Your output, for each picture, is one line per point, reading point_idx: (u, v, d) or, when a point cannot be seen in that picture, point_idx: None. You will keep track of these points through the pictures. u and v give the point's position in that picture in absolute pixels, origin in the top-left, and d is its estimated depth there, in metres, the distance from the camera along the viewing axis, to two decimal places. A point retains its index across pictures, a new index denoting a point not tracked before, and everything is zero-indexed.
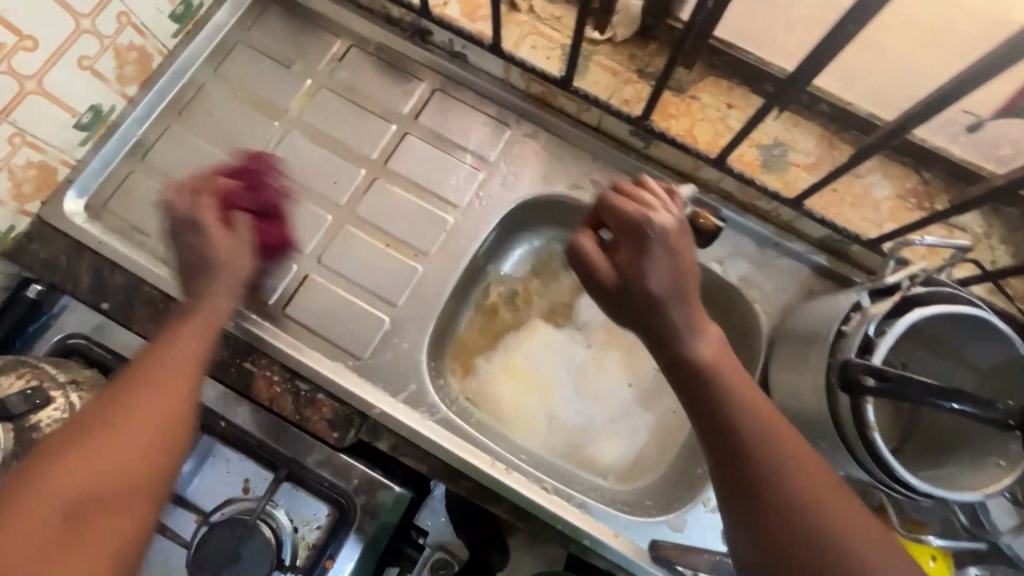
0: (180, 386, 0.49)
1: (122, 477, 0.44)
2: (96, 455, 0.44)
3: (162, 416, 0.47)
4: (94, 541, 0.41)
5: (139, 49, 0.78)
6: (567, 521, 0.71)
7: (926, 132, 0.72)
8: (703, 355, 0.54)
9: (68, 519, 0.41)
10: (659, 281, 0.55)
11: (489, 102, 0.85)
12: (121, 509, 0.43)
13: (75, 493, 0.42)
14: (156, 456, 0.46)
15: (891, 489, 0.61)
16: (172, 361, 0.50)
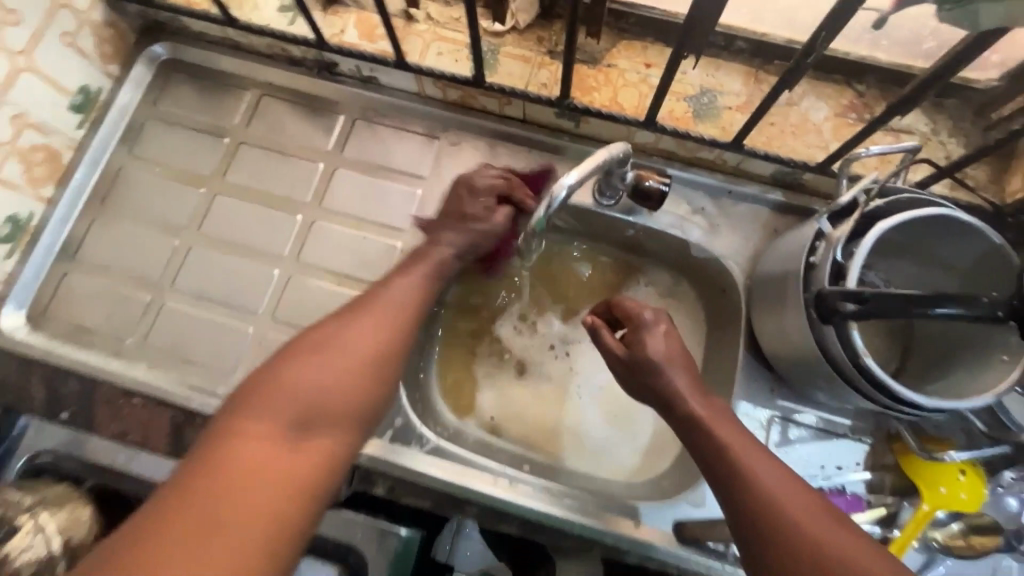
0: (392, 317, 0.60)
1: (344, 389, 0.53)
2: (335, 354, 0.54)
3: (353, 360, 0.55)
4: (317, 441, 0.49)
5: (45, 148, 0.76)
6: (584, 523, 0.67)
7: (848, 44, 0.70)
8: (713, 428, 0.58)
9: (293, 426, 0.49)
10: (666, 374, 0.62)
11: (413, 120, 0.83)
12: (324, 423, 0.51)
13: (296, 405, 0.50)
14: (358, 375, 0.54)
15: (900, 411, 0.58)
16: (383, 302, 0.61)
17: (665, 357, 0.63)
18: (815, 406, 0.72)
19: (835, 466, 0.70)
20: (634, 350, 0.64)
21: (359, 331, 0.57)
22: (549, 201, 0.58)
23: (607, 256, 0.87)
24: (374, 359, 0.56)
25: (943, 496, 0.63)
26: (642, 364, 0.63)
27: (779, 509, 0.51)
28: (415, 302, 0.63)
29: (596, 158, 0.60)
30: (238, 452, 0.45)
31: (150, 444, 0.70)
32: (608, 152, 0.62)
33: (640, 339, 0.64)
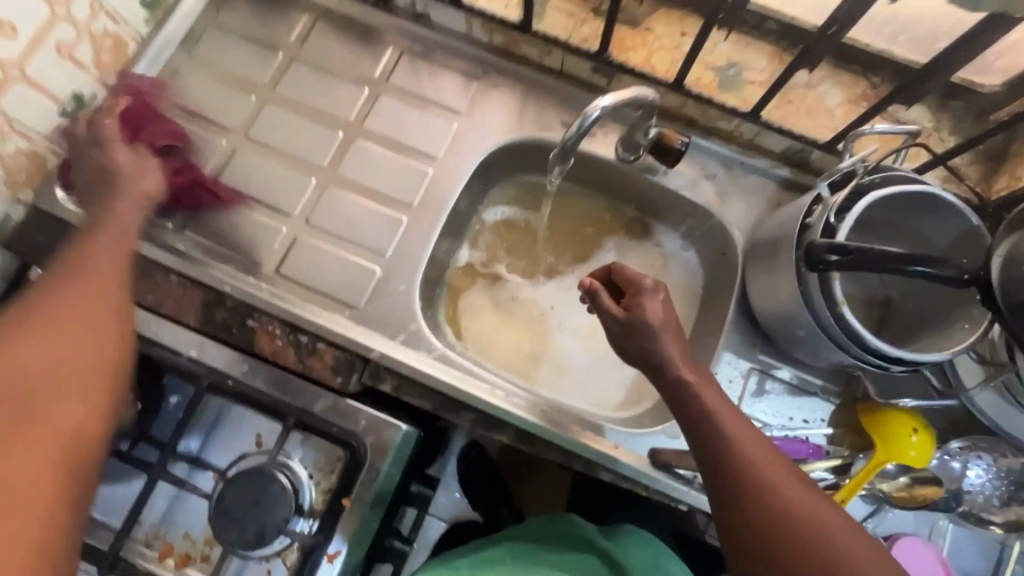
0: (104, 307, 0.48)
1: (69, 375, 0.44)
2: (15, 360, 0.42)
3: (94, 353, 0.45)
4: (28, 450, 0.41)
5: (114, 35, 0.81)
6: (571, 437, 0.74)
7: (869, 36, 0.76)
8: (701, 393, 0.62)
9: (3, 519, 0.38)
10: (660, 339, 0.64)
11: (457, 59, 0.89)
12: (32, 451, 0.41)
13: (45, 451, 0.41)
14: (79, 363, 0.45)
15: (866, 362, 0.64)
16: (66, 290, 0.47)
17: (661, 323, 0.65)
18: (792, 364, 0.78)
19: (802, 420, 0.77)
20: (632, 312, 0.66)
21: (84, 313, 0.46)
22: (581, 119, 0.63)
23: (618, 214, 0.93)
24: (112, 346, 0.47)
25: (894, 451, 0.69)
26: (642, 328, 0.65)
27: (757, 476, 0.57)
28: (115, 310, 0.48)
29: (630, 91, 0.66)
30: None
31: (182, 316, 0.76)
32: (639, 89, 0.67)
33: (640, 303, 0.66)
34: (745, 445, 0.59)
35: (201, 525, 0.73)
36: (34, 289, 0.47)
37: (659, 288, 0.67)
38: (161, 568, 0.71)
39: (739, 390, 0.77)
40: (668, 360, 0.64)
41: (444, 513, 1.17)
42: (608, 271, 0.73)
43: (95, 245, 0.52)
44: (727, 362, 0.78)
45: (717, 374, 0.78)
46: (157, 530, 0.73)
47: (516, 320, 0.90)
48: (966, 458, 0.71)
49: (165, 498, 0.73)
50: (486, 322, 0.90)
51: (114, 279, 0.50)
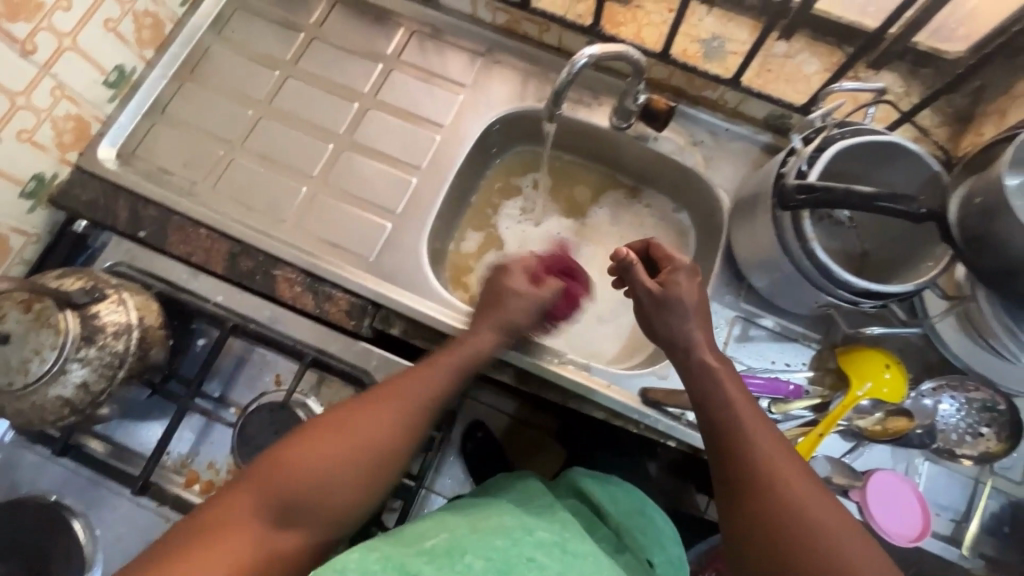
0: (390, 411, 0.62)
1: (323, 476, 0.56)
2: (309, 463, 0.56)
3: (353, 449, 0.58)
4: (286, 530, 0.54)
5: (153, 15, 0.90)
6: (567, 377, 0.79)
7: (841, 8, 0.82)
8: (723, 377, 0.67)
9: (275, 520, 0.54)
10: (686, 319, 0.71)
11: (463, 38, 0.97)
12: (302, 517, 0.55)
13: (276, 500, 0.54)
14: (351, 472, 0.57)
15: (837, 297, 0.70)
16: (359, 433, 0.59)
17: (692, 305, 0.71)
18: (775, 312, 0.83)
19: (783, 363, 0.82)
20: (667, 290, 0.72)
21: (368, 423, 0.60)
22: (569, 66, 0.71)
23: (613, 184, 1.01)
24: (376, 458, 0.59)
25: (868, 387, 0.74)
26: (671, 305, 0.71)
27: (767, 472, 0.60)
28: (393, 438, 0.61)
29: (619, 45, 0.72)
30: (259, 499, 0.54)
31: (211, 266, 0.83)
32: (626, 48, 0.73)
33: (675, 282, 0.71)
34: (759, 443, 0.62)
35: (223, 455, 0.79)
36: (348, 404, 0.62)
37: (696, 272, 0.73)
38: (189, 493, 0.77)
39: (725, 334, 0.82)
40: (691, 342, 0.70)
41: (450, 490, 1.21)
42: (645, 247, 0.78)
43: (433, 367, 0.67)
44: (713, 310, 0.84)
45: None
46: (184, 459, 0.79)
47: None
48: (939, 397, 0.76)
49: (192, 431, 0.80)
50: (489, 280, 0.97)
51: (397, 413, 0.62)
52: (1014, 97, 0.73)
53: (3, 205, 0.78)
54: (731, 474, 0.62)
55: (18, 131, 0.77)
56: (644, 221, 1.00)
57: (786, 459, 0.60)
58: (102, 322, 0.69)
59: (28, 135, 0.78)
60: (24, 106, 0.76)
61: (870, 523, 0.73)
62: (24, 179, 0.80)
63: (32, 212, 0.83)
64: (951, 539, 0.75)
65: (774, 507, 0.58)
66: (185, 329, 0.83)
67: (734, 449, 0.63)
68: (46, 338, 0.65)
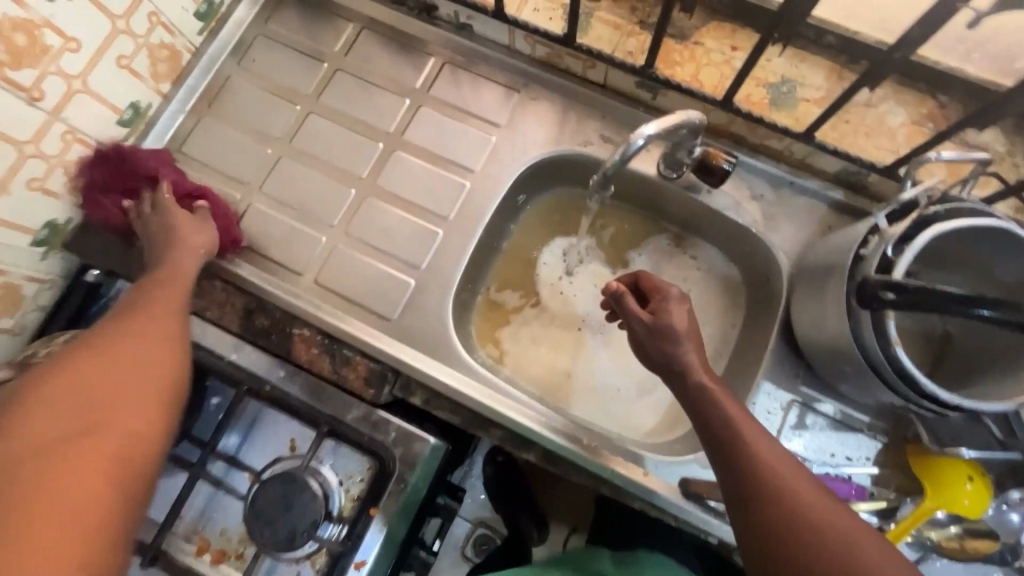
0: (163, 342, 0.58)
1: (123, 393, 0.51)
2: (65, 402, 0.47)
3: (122, 377, 0.52)
4: (110, 432, 0.47)
5: (170, 47, 0.84)
6: (600, 464, 0.73)
7: (940, 53, 0.71)
8: (719, 396, 0.63)
9: (71, 435, 0.45)
10: (681, 344, 0.66)
11: (498, 70, 0.88)
12: (85, 464, 0.44)
13: (96, 391, 0.49)
14: (80, 385, 0.49)
15: (918, 407, 0.60)
16: (97, 360, 0.52)
17: (685, 330, 0.67)
18: (837, 398, 0.74)
19: (845, 457, 0.73)
20: (659, 317, 0.68)
21: (134, 367, 0.53)
22: (625, 146, 0.62)
23: (657, 231, 0.92)
24: (151, 383, 0.53)
25: (946, 498, 0.65)
26: (671, 333, 0.67)
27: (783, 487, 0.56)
28: (170, 352, 0.57)
29: (678, 116, 0.63)
30: (44, 425, 0.45)
31: (225, 322, 0.78)
32: (688, 113, 0.64)
33: (667, 308, 0.68)
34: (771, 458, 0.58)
35: (237, 524, 0.75)
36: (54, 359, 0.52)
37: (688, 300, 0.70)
38: (199, 562, 0.74)
39: (779, 422, 0.74)
40: (685, 361, 0.66)
41: (470, 514, 1.16)
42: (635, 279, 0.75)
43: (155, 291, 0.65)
44: (766, 393, 0.75)
45: (754, 405, 0.75)
46: (196, 524, 0.75)
47: (548, 336, 0.90)
48: None
49: (202, 498, 0.76)
50: (520, 336, 0.90)
51: (150, 337, 0.58)
52: None
53: (14, 257, 0.75)
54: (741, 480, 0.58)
55: (28, 181, 0.72)
56: (690, 275, 0.90)
57: (799, 476, 0.57)
58: None
59: (39, 184, 0.74)
60: (34, 154, 0.71)
61: None
62: (36, 228, 0.76)
63: (45, 260, 0.79)
64: None
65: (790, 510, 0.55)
66: (198, 386, 0.78)
67: (743, 461, 0.59)
68: None
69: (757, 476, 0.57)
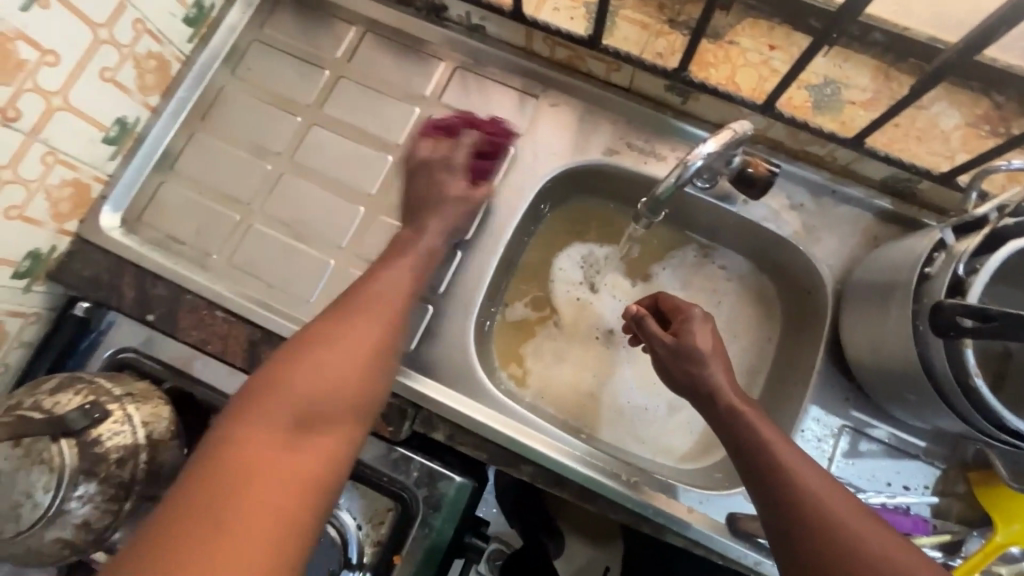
0: (373, 343, 0.56)
1: (331, 395, 0.52)
2: (298, 392, 0.51)
3: (342, 391, 0.52)
4: (314, 444, 0.49)
5: (158, 56, 0.77)
6: (641, 502, 0.68)
7: (998, 50, 0.66)
8: (751, 418, 0.60)
9: (294, 429, 0.49)
10: (708, 365, 0.64)
11: (514, 74, 0.82)
12: (301, 461, 0.47)
13: (294, 409, 0.49)
14: (345, 396, 0.52)
15: (996, 442, 0.55)
16: (333, 341, 0.55)
17: (710, 350, 0.65)
18: (890, 423, 0.69)
19: (901, 485, 0.68)
20: (682, 338, 0.66)
21: (343, 356, 0.54)
22: (682, 169, 0.61)
23: (685, 242, 0.86)
24: (363, 392, 0.54)
25: (1018, 532, 0.62)
26: (695, 356, 0.65)
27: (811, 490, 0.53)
28: (385, 337, 0.57)
29: (734, 130, 0.59)
30: (264, 429, 0.47)
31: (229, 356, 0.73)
32: (744, 126, 0.60)
33: (690, 329, 0.66)
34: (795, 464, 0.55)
35: None
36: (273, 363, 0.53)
37: (711, 320, 0.68)
38: None
39: (829, 449, 0.69)
40: (712, 384, 0.63)
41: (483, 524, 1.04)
42: (655, 301, 0.73)
43: (357, 321, 0.57)
44: (814, 420, 0.70)
45: (802, 432, 0.70)
46: None
47: (573, 357, 0.84)
48: None
49: None
50: (543, 358, 0.84)
51: (376, 343, 0.57)
52: None
53: None
54: (764, 487, 0.55)
55: (6, 209, 0.65)
56: (722, 288, 0.85)
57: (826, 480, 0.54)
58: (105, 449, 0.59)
59: (19, 212, 0.67)
60: (12, 180, 0.64)
61: None
62: (17, 259, 0.69)
63: (27, 293, 0.72)
64: None
65: (830, 528, 0.50)
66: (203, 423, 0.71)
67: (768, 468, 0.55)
68: (37, 479, 0.56)
69: (788, 485, 0.54)
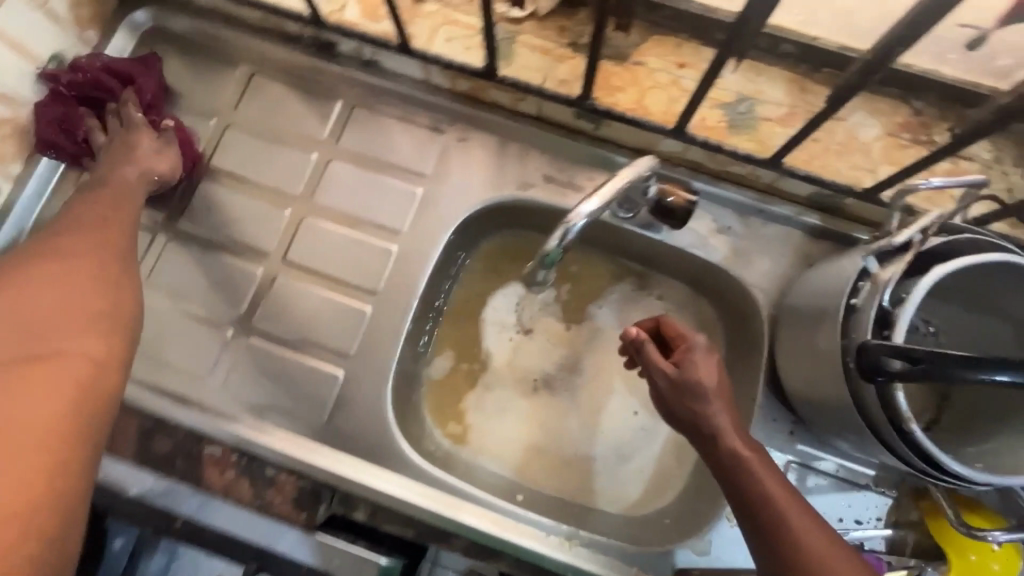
0: (86, 276, 0.52)
1: (54, 315, 0.48)
2: (40, 308, 0.48)
3: (64, 306, 0.49)
4: (69, 356, 0.46)
5: (12, 121, 0.69)
6: (581, 567, 0.63)
7: (912, 55, 0.62)
8: (758, 472, 0.54)
9: (21, 359, 0.44)
10: (711, 405, 0.57)
11: (417, 108, 0.76)
12: (68, 369, 0.45)
13: (16, 344, 0.45)
14: (79, 327, 0.49)
15: (938, 481, 0.51)
16: (52, 267, 0.51)
17: (715, 387, 0.58)
18: (837, 454, 0.65)
19: (854, 519, 0.65)
20: (684, 370, 0.59)
21: (46, 278, 0.50)
22: (563, 230, 0.55)
23: (619, 271, 0.81)
24: (91, 273, 0.53)
25: (973, 563, 0.60)
26: (701, 394, 0.57)
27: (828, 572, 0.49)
28: (126, 224, 0.60)
29: (624, 178, 0.54)
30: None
31: (115, 451, 0.64)
32: (644, 164, 0.56)
33: (692, 361, 0.59)
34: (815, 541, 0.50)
35: None
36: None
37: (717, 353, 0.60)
38: None
39: None
40: (715, 427, 0.56)
41: None
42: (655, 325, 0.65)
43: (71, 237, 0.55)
44: None
45: None
46: None
47: (509, 405, 0.78)
48: None
49: None
50: (477, 412, 0.77)
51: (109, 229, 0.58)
52: None
53: None
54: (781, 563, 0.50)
55: None
56: (660, 316, 0.80)
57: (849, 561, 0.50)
58: None
59: None
60: None
61: None
62: None
63: None
64: None
65: None
66: (96, 527, 0.64)
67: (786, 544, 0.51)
68: None
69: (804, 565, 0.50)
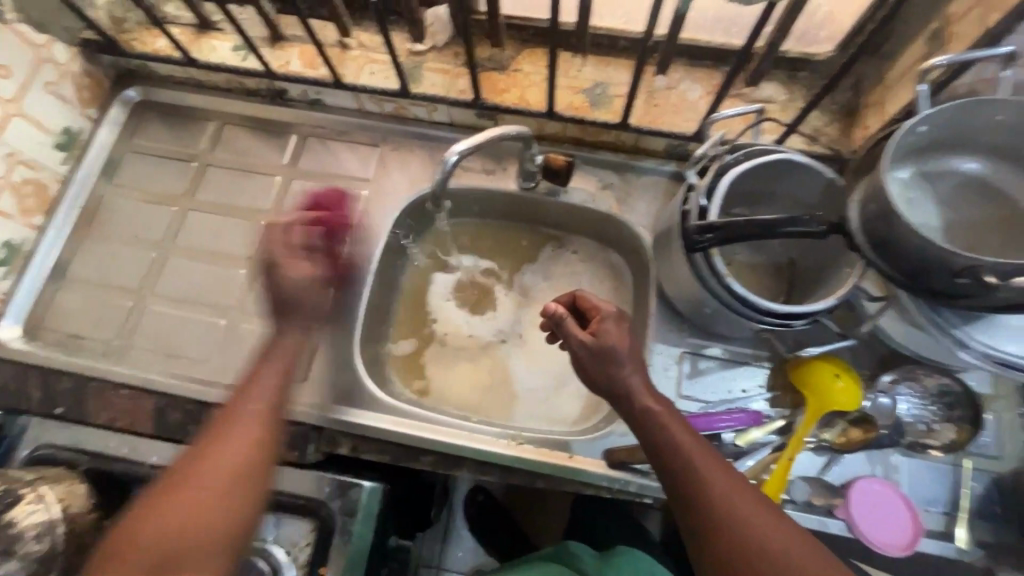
0: (228, 496, 0.55)
1: (192, 527, 0.53)
2: (179, 513, 0.53)
3: (215, 493, 0.54)
4: (196, 558, 0.52)
5: (34, 181, 0.87)
6: (527, 459, 0.76)
7: (709, 34, 0.85)
8: (662, 417, 0.63)
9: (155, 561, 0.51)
10: (624, 367, 0.66)
11: (356, 131, 0.96)
12: (195, 552, 0.52)
13: (153, 546, 0.51)
14: (230, 501, 0.55)
15: (768, 323, 0.68)
16: (199, 472, 0.55)
17: (624, 349, 0.67)
18: (720, 340, 0.82)
19: (741, 389, 0.80)
20: (601, 339, 0.67)
21: (217, 457, 0.56)
22: (442, 165, 0.70)
23: (538, 238, 0.99)
24: (235, 479, 0.56)
25: (825, 399, 0.73)
26: (615, 357, 0.66)
27: (720, 496, 0.58)
28: (267, 415, 0.61)
29: (490, 133, 0.71)
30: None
31: (138, 427, 0.79)
32: (509, 129, 0.74)
33: (607, 329, 0.67)
34: (707, 468, 0.59)
35: None
36: (184, 457, 0.57)
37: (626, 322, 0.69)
38: None
39: (676, 374, 0.81)
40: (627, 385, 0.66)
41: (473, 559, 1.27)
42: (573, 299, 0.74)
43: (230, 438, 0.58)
44: (659, 353, 0.82)
45: (652, 366, 0.81)
46: None
47: (463, 357, 0.93)
48: (894, 392, 0.76)
49: None
50: (437, 365, 0.93)
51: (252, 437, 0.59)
52: (889, 88, 0.74)
53: None
54: (682, 490, 0.59)
55: None
56: (577, 268, 0.97)
57: (736, 484, 0.58)
58: (21, 528, 0.65)
59: None
60: None
61: (859, 537, 0.71)
62: None
63: None
64: (945, 535, 0.73)
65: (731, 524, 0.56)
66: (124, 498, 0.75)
67: (682, 471, 0.60)
68: None
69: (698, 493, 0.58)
